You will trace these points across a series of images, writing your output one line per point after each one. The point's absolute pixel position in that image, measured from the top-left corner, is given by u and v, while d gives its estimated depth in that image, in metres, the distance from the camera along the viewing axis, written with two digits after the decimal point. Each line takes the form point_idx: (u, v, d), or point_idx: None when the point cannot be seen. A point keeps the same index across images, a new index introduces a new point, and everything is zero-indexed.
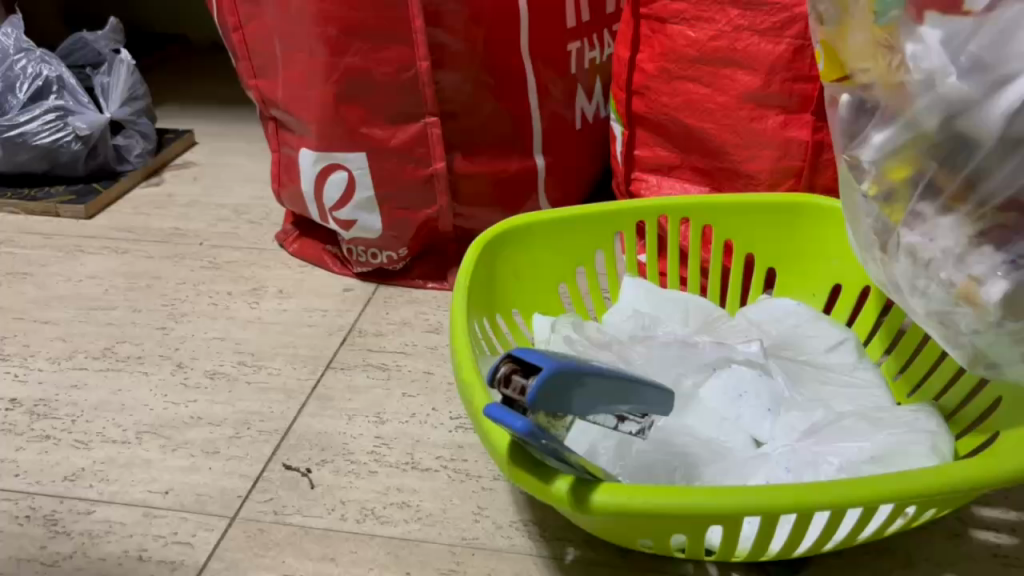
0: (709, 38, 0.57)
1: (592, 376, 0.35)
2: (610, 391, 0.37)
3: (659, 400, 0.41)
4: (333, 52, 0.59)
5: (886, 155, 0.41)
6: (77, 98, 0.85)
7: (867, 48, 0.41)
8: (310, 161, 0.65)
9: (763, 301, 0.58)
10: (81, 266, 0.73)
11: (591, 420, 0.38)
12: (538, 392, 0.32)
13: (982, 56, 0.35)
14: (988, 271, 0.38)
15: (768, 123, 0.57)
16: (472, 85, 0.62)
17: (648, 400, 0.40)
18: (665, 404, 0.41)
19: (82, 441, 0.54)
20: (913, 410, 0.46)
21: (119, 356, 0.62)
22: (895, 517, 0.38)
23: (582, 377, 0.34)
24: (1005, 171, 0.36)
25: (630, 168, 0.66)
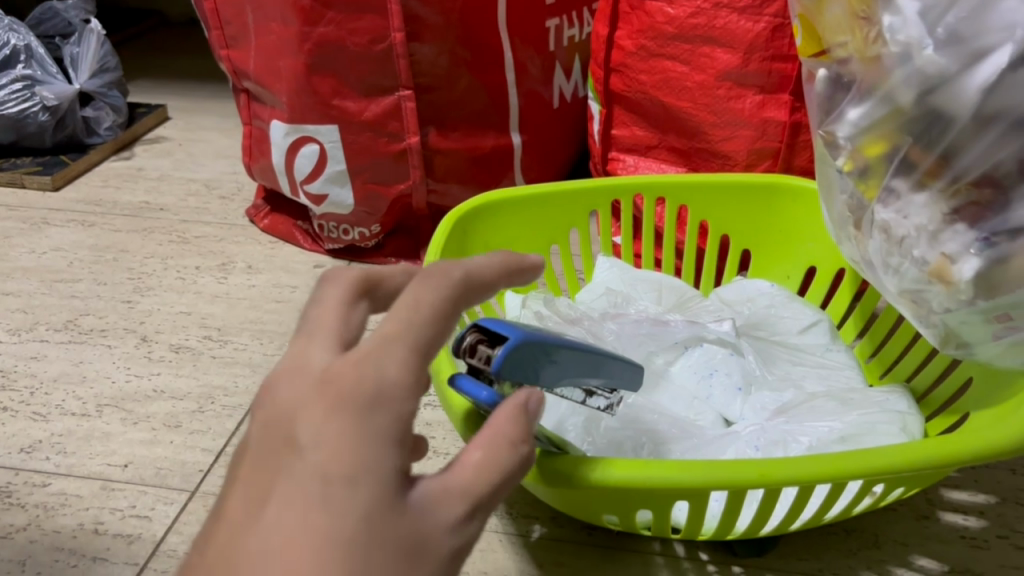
0: (687, 15, 0.56)
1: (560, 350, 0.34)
2: (579, 364, 0.36)
3: (631, 377, 0.40)
4: (305, 21, 0.57)
5: (862, 130, 0.40)
6: (45, 69, 0.84)
7: (844, 21, 0.40)
8: (282, 133, 0.64)
9: (736, 281, 0.57)
10: (46, 238, 0.71)
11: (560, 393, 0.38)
12: (504, 362, 0.31)
13: (959, 28, 0.35)
14: (960, 249, 0.37)
15: (746, 103, 0.57)
16: (448, 59, 0.61)
17: (621, 377, 0.39)
18: (635, 381, 0.41)
19: (40, 413, 0.53)
20: (884, 391, 0.46)
21: (82, 329, 0.60)
22: (861, 496, 0.38)
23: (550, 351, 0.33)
24: (979, 147, 0.36)
25: (607, 147, 0.66)
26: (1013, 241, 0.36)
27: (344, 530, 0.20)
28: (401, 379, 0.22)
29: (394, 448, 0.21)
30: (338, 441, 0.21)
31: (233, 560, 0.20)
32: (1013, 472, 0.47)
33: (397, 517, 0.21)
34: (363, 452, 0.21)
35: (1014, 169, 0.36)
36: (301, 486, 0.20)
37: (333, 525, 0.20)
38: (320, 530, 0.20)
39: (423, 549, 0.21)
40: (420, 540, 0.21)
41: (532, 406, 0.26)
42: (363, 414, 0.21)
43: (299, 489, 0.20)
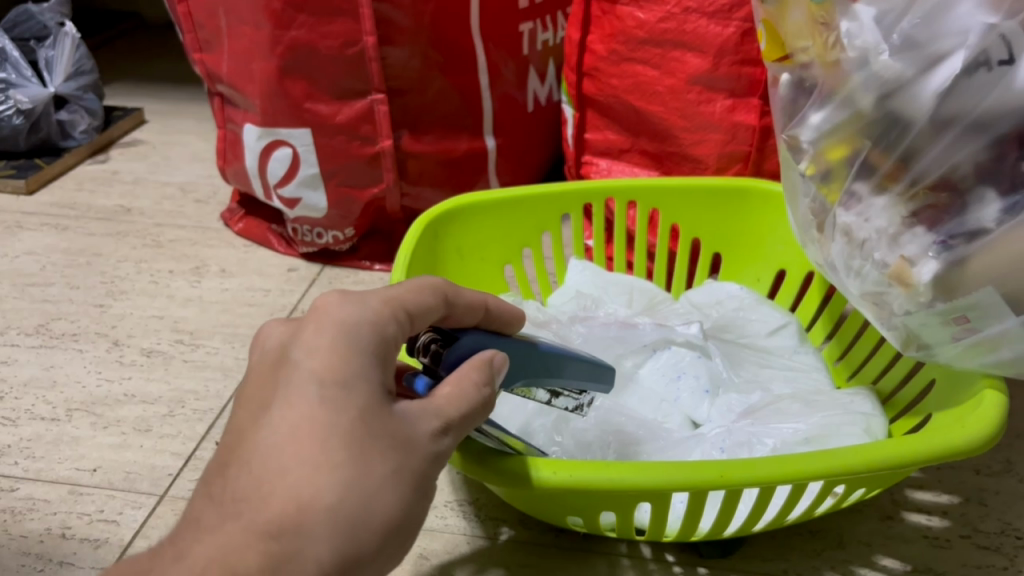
0: (658, 20, 0.57)
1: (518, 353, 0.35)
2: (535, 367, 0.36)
3: (599, 380, 0.41)
4: (277, 25, 0.57)
5: (824, 134, 0.41)
6: (19, 72, 0.84)
7: (805, 25, 0.41)
8: (254, 136, 0.64)
9: (706, 284, 0.58)
10: (19, 242, 0.71)
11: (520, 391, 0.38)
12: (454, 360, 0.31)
13: (915, 34, 0.36)
14: (919, 252, 0.38)
15: (716, 107, 0.57)
16: (420, 62, 0.61)
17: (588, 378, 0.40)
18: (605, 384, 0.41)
19: (10, 418, 0.52)
20: (849, 393, 0.46)
21: (53, 333, 0.60)
22: (823, 496, 0.38)
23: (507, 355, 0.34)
24: (936, 150, 0.37)
25: (580, 151, 0.66)
26: (969, 244, 0.36)
27: (340, 423, 0.25)
28: (385, 315, 0.28)
29: (378, 363, 0.27)
30: (331, 350, 0.26)
31: (252, 450, 0.25)
32: (977, 472, 0.47)
33: (385, 416, 0.26)
34: (353, 363, 0.26)
35: (971, 172, 0.36)
36: (299, 389, 0.26)
37: (334, 417, 0.25)
38: (322, 420, 0.25)
39: (410, 443, 0.26)
40: (408, 437, 0.26)
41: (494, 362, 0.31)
42: (354, 337, 0.27)
43: (301, 392, 0.26)
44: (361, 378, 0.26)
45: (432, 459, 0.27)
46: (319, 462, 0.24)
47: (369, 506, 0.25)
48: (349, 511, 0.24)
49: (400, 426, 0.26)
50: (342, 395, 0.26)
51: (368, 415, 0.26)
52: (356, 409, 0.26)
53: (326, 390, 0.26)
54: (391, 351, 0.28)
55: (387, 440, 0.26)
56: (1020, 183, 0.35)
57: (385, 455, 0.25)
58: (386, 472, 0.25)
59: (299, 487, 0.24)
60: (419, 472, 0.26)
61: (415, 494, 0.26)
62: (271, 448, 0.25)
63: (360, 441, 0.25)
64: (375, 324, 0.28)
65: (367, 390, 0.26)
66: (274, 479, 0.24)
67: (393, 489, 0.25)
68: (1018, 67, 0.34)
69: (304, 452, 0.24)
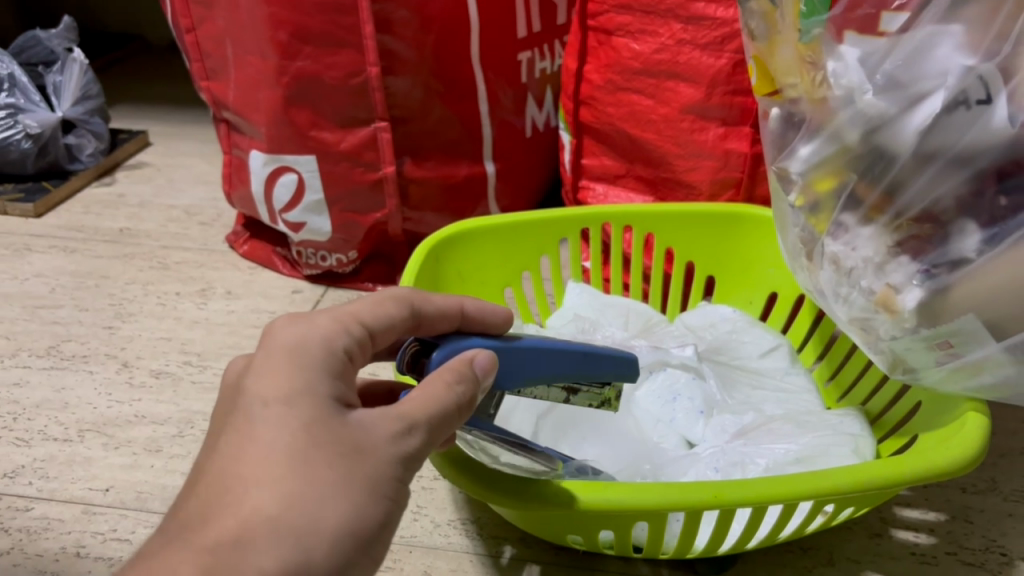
0: (652, 51, 0.59)
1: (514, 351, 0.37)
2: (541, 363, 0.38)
3: (616, 367, 0.42)
4: (283, 55, 0.59)
5: (812, 166, 0.43)
6: (28, 96, 0.86)
7: (794, 63, 0.43)
8: (260, 163, 0.66)
9: (701, 307, 0.59)
10: (28, 264, 0.73)
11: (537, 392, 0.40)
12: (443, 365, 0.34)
13: (897, 75, 0.38)
14: (904, 280, 0.40)
15: (708, 135, 0.59)
16: (422, 91, 0.63)
17: (603, 368, 0.41)
18: (626, 372, 0.42)
19: (23, 439, 0.54)
20: (839, 414, 0.48)
21: (64, 355, 0.61)
22: (813, 515, 0.40)
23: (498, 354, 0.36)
24: (919, 183, 0.39)
25: (577, 176, 0.68)
26: (951, 273, 0.38)
27: (282, 439, 0.26)
28: (335, 330, 0.30)
29: (327, 376, 0.29)
30: (276, 371, 0.28)
31: (203, 478, 0.27)
32: (963, 491, 0.49)
33: (333, 427, 0.27)
34: (297, 380, 0.28)
35: (951, 205, 0.38)
36: (245, 414, 0.27)
37: (275, 433, 0.26)
38: (264, 439, 0.26)
39: (363, 449, 0.27)
40: (360, 442, 0.27)
41: (477, 364, 0.32)
42: (299, 354, 0.29)
43: (247, 416, 0.27)
44: (305, 392, 0.28)
45: (389, 462, 0.28)
46: (260, 474, 0.26)
47: (314, 511, 0.25)
48: (293, 517, 0.25)
49: (351, 433, 0.27)
50: (285, 410, 0.27)
51: (312, 425, 0.27)
52: (298, 421, 0.27)
53: (269, 406, 0.27)
54: (342, 365, 0.29)
55: (333, 447, 0.27)
56: (999, 217, 0.36)
57: (330, 462, 0.26)
58: (332, 477, 0.26)
59: (241, 498, 0.25)
60: (373, 476, 0.27)
61: (370, 498, 0.27)
62: (217, 474, 0.26)
63: (301, 452, 0.26)
64: (322, 339, 0.29)
65: (312, 403, 0.27)
66: (218, 495, 0.26)
67: (342, 495, 0.26)
68: (996, 106, 0.35)
69: (247, 466, 0.26)
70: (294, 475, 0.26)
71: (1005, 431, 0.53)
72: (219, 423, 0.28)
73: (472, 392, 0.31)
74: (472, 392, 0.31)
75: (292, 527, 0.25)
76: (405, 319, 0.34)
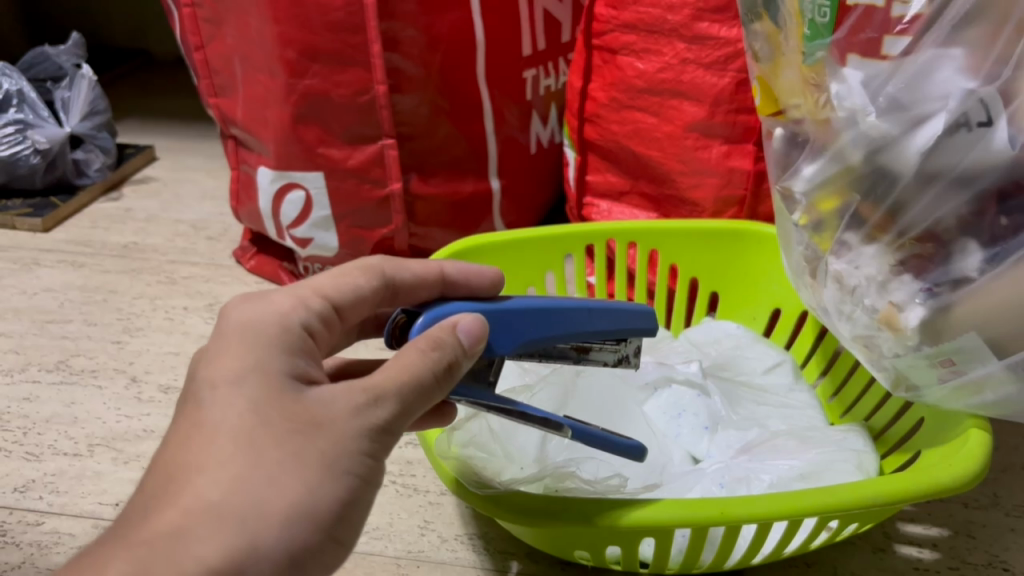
0: (656, 70, 0.59)
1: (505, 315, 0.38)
2: (538, 323, 0.39)
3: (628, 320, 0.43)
4: (292, 74, 0.60)
5: (817, 185, 0.43)
6: (37, 112, 0.86)
7: (797, 85, 0.44)
8: (268, 179, 0.66)
9: (704, 322, 0.60)
10: (37, 279, 0.73)
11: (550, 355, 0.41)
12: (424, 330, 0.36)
13: (900, 97, 0.39)
14: (907, 299, 0.40)
15: (712, 153, 0.59)
16: (429, 108, 0.63)
17: (611, 319, 0.42)
18: (641, 325, 0.43)
19: (34, 453, 0.54)
20: (842, 430, 0.48)
21: (73, 370, 0.62)
22: (818, 531, 0.40)
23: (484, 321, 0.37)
24: (922, 203, 0.39)
25: (581, 193, 0.69)
26: (954, 291, 0.39)
27: (232, 422, 0.29)
28: (298, 304, 0.34)
29: (280, 354, 0.32)
30: (230, 354, 0.31)
31: (155, 465, 0.29)
32: (965, 505, 0.49)
33: (283, 407, 0.30)
34: (248, 360, 0.31)
35: (953, 225, 0.38)
36: (197, 400, 0.30)
37: (225, 417, 0.29)
38: (213, 424, 0.29)
39: (317, 425, 0.30)
40: (313, 421, 0.30)
41: (461, 333, 0.34)
42: (256, 337, 0.32)
43: (200, 400, 0.30)
44: (254, 373, 0.31)
45: (350, 437, 0.30)
46: (206, 461, 0.28)
47: (262, 493, 0.28)
48: (241, 502, 0.28)
49: (304, 411, 0.30)
50: (234, 401, 0.30)
51: (259, 408, 0.30)
52: (246, 404, 0.30)
53: (220, 395, 0.30)
54: (300, 342, 0.33)
55: (282, 432, 0.29)
56: (1000, 236, 0.37)
57: (279, 443, 0.29)
58: (280, 462, 0.29)
59: (188, 486, 0.28)
60: (327, 454, 0.29)
61: (324, 475, 0.29)
62: (168, 461, 0.29)
63: (247, 440, 0.29)
64: (280, 319, 0.33)
65: (262, 383, 0.30)
66: (168, 486, 0.28)
67: (290, 473, 0.29)
68: (996, 128, 0.36)
69: (195, 457, 0.28)
70: (240, 464, 0.28)
71: (1007, 446, 0.54)
72: (176, 409, 0.31)
73: (451, 358, 0.33)
74: (450, 359, 0.33)
75: (241, 510, 0.27)
76: (378, 289, 0.38)
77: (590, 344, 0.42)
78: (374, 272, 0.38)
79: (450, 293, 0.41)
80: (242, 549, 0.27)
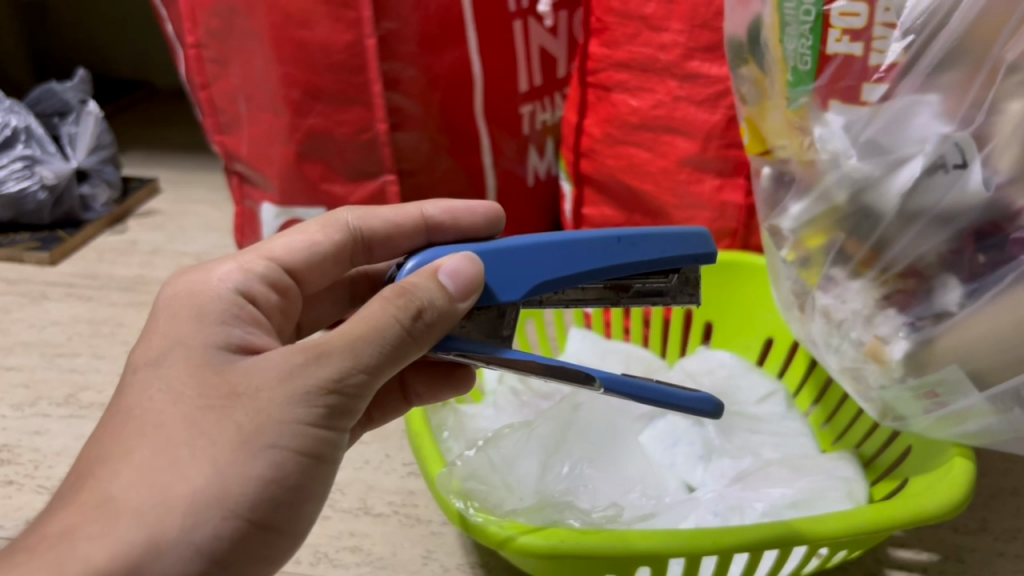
0: (650, 107, 0.61)
1: (511, 257, 0.39)
2: (542, 264, 0.40)
3: (679, 245, 0.42)
4: (296, 113, 0.62)
5: (804, 223, 0.45)
6: (44, 147, 0.88)
7: (784, 127, 0.45)
8: (272, 215, 0.68)
9: (698, 352, 0.61)
10: (46, 313, 0.75)
11: (582, 297, 0.42)
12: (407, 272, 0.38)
13: (879, 140, 0.41)
14: (891, 332, 0.42)
15: (704, 187, 0.61)
16: (429, 145, 0.65)
17: (654, 248, 0.41)
18: (697, 251, 0.42)
19: (45, 486, 0.56)
20: (833, 457, 0.50)
21: (82, 403, 0.63)
22: (810, 557, 0.41)
23: (486, 264, 0.39)
24: (905, 240, 0.41)
25: (579, 225, 0.70)
26: (936, 325, 0.40)
27: (143, 412, 0.33)
28: (240, 271, 0.41)
29: (213, 327, 0.37)
30: (161, 339, 0.36)
31: (81, 458, 0.33)
32: (955, 530, 0.51)
33: (199, 387, 0.33)
34: (172, 343, 0.36)
35: (934, 261, 0.40)
36: (125, 388, 0.35)
37: (140, 405, 0.33)
38: (126, 417, 0.33)
39: (235, 401, 0.33)
40: (234, 394, 0.33)
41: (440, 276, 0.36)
42: (193, 312, 0.37)
43: (128, 388, 0.35)
44: (174, 357, 0.35)
45: (278, 405, 0.32)
46: (112, 457, 0.32)
47: (164, 480, 0.31)
48: (138, 492, 0.31)
49: (228, 384, 0.33)
50: (152, 387, 0.34)
51: (174, 390, 0.34)
52: (161, 388, 0.34)
53: (143, 379, 0.35)
54: (237, 310, 0.38)
55: (194, 412, 0.33)
56: (978, 273, 0.39)
57: (187, 426, 0.32)
58: (188, 445, 0.32)
59: (92, 481, 0.32)
60: (244, 429, 0.32)
61: (241, 452, 0.32)
62: (87, 457, 0.33)
63: (156, 428, 0.32)
64: (218, 289, 0.39)
65: (181, 363, 0.35)
66: (79, 479, 0.32)
67: (198, 453, 0.32)
68: (971, 170, 0.38)
69: (107, 449, 0.33)
70: (143, 454, 0.32)
71: (994, 472, 0.55)
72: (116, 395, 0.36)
73: (416, 308, 0.35)
74: (416, 306, 0.35)
75: (139, 498, 0.31)
76: (343, 242, 0.45)
77: (628, 281, 0.42)
78: (336, 226, 0.45)
79: (438, 236, 0.46)
80: (137, 539, 0.30)
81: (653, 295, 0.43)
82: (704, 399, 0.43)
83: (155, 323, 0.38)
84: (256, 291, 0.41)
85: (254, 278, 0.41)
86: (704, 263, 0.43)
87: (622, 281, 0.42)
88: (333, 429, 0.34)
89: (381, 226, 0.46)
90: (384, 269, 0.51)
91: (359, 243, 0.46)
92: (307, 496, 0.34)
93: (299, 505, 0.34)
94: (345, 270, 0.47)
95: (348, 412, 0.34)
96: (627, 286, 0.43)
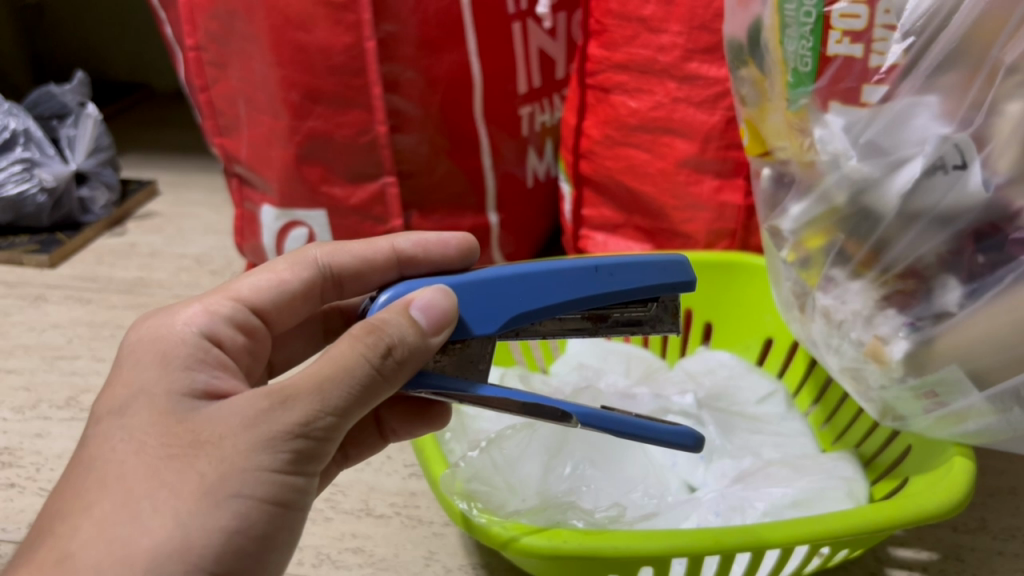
0: (648, 109, 0.61)
1: (487, 290, 0.40)
2: (520, 297, 0.40)
3: (652, 275, 0.42)
4: (295, 116, 0.62)
5: (803, 224, 0.45)
6: (42, 149, 0.88)
7: (783, 128, 0.45)
8: (272, 217, 0.68)
9: (698, 353, 0.62)
10: (46, 315, 0.75)
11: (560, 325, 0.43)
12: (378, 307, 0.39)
13: (880, 141, 0.41)
14: (892, 332, 0.42)
15: (703, 187, 0.61)
16: (427, 147, 0.65)
17: (631, 279, 0.41)
18: (674, 280, 0.42)
19: (47, 489, 0.56)
20: (833, 457, 0.50)
21: (83, 406, 0.63)
22: (812, 556, 0.42)
23: (461, 296, 0.39)
24: (905, 241, 0.41)
25: (579, 226, 0.71)
26: (936, 325, 0.41)
27: (104, 464, 0.33)
28: (206, 314, 0.40)
29: (179, 371, 0.36)
30: (124, 385, 0.36)
31: (45, 512, 0.34)
32: (954, 530, 0.51)
33: (160, 436, 0.34)
34: (134, 389, 0.36)
35: (934, 262, 0.40)
36: (87, 439, 0.35)
37: (101, 457, 0.34)
38: (87, 471, 0.34)
39: (199, 449, 0.33)
40: (198, 442, 0.33)
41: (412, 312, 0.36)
42: (158, 356, 0.37)
43: (90, 439, 0.35)
44: (136, 405, 0.35)
45: (243, 452, 0.32)
46: (72, 512, 0.33)
47: (123, 535, 0.31)
48: (97, 549, 0.31)
49: (192, 433, 0.33)
50: (114, 437, 0.34)
51: (137, 439, 0.34)
52: (122, 438, 0.34)
53: (107, 428, 0.35)
54: (202, 354, 0.38)
55: (157, 463, 0.33)
56: (977, 274, 0.39)
57: (149, 478, 0.32)
58: (149, 498, 0.32)
59: (52, 538, 0.32)
60: (207, 479, 0.32)
61: (205, 502, 0.32)
62: (48, 513, 0.33)
63: (117, 481, 0.33)
64: (182, 333, 0.39)
65: (144, 411, 0.35)
66: (40, 537, 0.33)
67: (159, 505, 0.32)
68: (971, 171, 0.38)
69: (68, 504, 0.33)
70: (103, 507, 0.32)
71: (993, 471, 0.56)
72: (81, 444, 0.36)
73: (385, 346, 0.35)
74: (386, 344, 0.35)
75: (98, 555, 0.31)
76: (313, 280, 0.45)
77: (608, 310, 0.43)
78: (305, 264, 0.45)
79: (410, 270, 0.44)
80: None
81: (633, 324, 0.43)
82: (683, 433, 0.42)
83: (119, 368, 0.38)
84: (222, 333, 0.41)
85: (220, 320, 0.41)
86: (681, 291, 0.42)
87: (601, 311, 0.43)
88: (300, 475, 0.34)
89: (351, 261, 0.46)
90: (358, 304, 0.51)
91: (329, 279, 0.46)
92: (276, 544, 0.34)
93: (267, 554, 0.34)
94: (319, 306, 0.47)
95: (315, 457, 0.34)
96: (606, 315, 0.43)
